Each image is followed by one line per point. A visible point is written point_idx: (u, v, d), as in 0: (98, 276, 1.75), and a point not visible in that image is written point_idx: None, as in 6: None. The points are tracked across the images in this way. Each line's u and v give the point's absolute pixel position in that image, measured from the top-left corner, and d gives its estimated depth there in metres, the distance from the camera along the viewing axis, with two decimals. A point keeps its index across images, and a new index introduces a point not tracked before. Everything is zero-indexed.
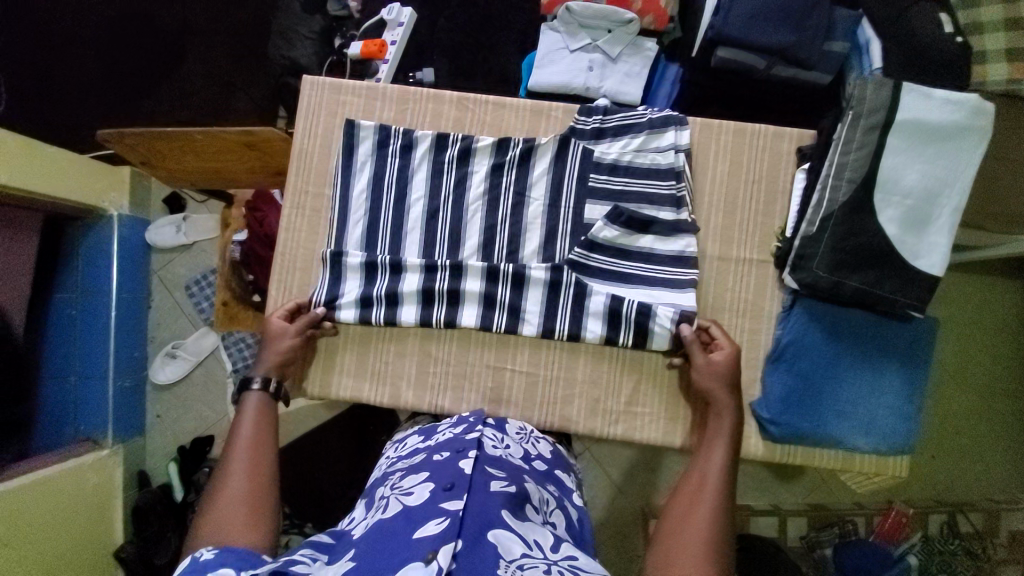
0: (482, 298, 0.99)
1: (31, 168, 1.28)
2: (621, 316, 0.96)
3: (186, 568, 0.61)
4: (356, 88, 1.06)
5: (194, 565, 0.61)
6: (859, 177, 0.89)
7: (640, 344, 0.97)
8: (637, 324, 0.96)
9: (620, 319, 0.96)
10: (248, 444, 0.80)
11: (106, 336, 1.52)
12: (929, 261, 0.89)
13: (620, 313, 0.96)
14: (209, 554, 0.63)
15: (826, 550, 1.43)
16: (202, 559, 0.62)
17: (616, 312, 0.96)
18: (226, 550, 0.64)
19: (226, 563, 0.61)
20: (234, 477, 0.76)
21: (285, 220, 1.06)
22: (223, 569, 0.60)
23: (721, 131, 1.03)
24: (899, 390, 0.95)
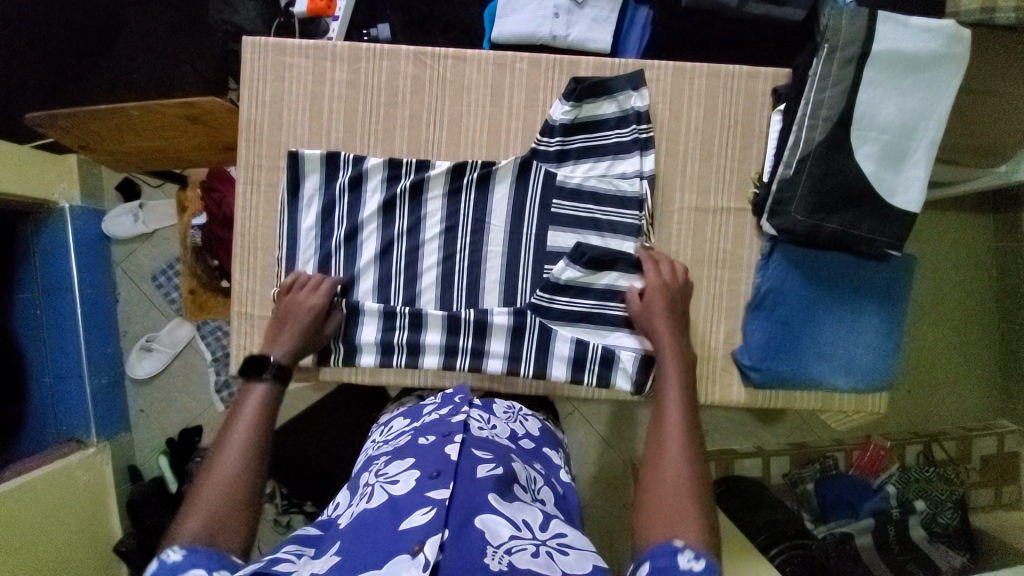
0: (443, 352, 0.97)
1: None
2: (587, 358, 0.96)
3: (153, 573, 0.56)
4: (302, 48, 0.98)
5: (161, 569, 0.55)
6: (835, 115, 0.86)
7: (604, 379, 0.97)
8: (601, 362, 0.96)
9: (585, 360, 0.96)
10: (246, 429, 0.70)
11: (75, 334, 1.46)
12: (905, 198, 0.88)
13: (585, 355, 0.96)
14: (177, 555, 0.56)
15: (808, 485, 1.50)
16: (170, 560, 0.56)
17: (581, 355, 0.96)
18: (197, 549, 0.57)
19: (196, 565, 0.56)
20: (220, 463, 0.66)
21: (242, 198, 0.99)
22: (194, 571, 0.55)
23: (694, 75, 0.98)
24: (876, 328, 0.96)
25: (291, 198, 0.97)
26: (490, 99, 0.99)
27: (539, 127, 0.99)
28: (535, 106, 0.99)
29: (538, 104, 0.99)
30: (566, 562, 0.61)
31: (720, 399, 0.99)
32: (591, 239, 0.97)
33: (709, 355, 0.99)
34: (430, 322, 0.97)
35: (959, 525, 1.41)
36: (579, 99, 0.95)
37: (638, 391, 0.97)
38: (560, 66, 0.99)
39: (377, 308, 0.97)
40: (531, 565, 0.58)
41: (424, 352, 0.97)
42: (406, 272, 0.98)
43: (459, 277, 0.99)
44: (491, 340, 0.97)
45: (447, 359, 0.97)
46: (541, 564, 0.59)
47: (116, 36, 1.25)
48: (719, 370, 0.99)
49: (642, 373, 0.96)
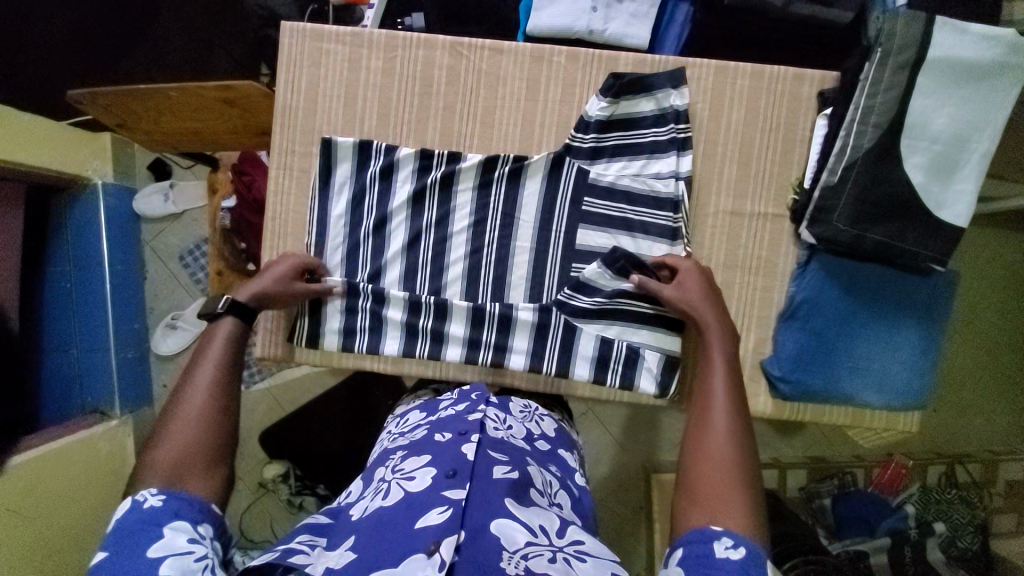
0: (467, 344, 0.97)
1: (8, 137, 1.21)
2: (611, 357, 0.95)
3: (129, 517, 0.56)
4: (340, 35, 0.97)
5: (139, 514, 0.57)
6: (886, 121, 0.82)
7: (628, 380, 0.95)
8: (625, 359, 0.95)
9: (609, 358, 0.95)
10: (214, 376, 0.70)
11: (104, 310, 1.49)
12: (954, 211, 0.84)
13: (610, 354, 0.95)
14: (154, 500, 0.58)
15: (825, 500, 1.47)
16: (147, 506, 0.57)
17: (605, 354, 0.95)
18: (175, 495, 0.59)
19: (176, 514, 0.58)
20: (189, 407, 0.67)
21: (274, 183, 1.00)
22: (178, 523, 0.57)
23: (737, 75, 0.95)
24: (914, 345, 0.93)
25: (321, 185, 0.97)
26: (524, 92, 0.97)
27: (575, 123, 0.97)
28: (570, 100, 0.97)
29: (573, 99, 0.97)
30: (584, 568, 0.61)
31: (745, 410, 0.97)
32: (622, 239, 0.96)
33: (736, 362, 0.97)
34: (454, 313, 0.97)
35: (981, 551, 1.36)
36: (616, 96, 0.93)
37: (662, 394, 0.96)
38: (599, 61, 0.97)
39: (402, 297, 0.97)
40: (548, 569, 0.58)
41: (447, 343, 0.97)
42: (432, 264, 0.98)
43: (486, 271, 0.98)
44: (515, 337, 0.96)
45: (470, 353, 0.97)
46: (558, 570, 0.59)
47: (151, 15, 1.26)
48: (746, 379, 0.97)
49: (667, 373, 0.95)
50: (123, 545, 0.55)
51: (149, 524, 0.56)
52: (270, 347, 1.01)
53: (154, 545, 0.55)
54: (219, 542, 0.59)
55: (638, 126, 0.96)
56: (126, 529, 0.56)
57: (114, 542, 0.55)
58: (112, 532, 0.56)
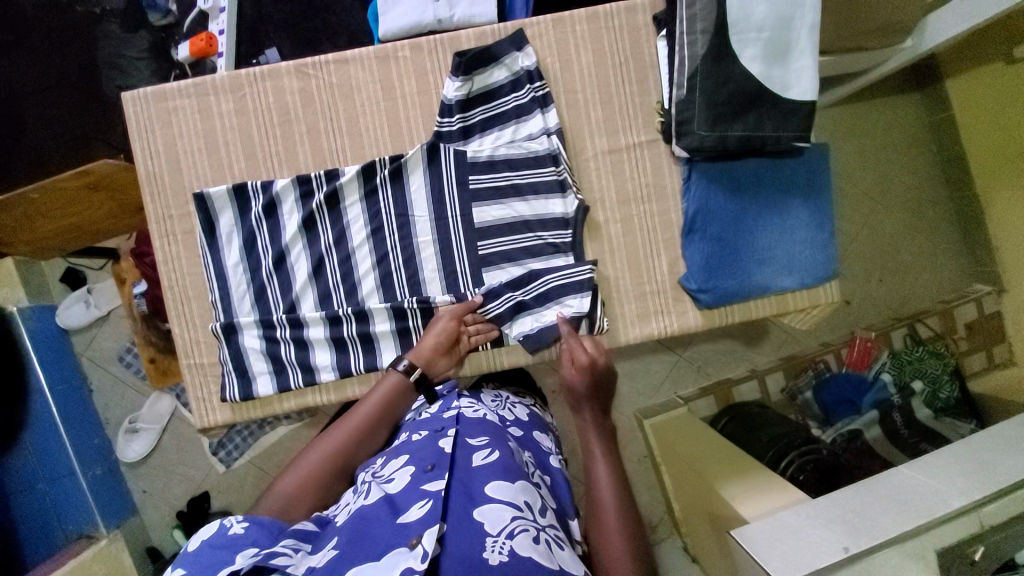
0: (396, 336, 0.98)
1: None
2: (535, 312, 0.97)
3: (214, 539, 0.62)
4: (183, 89, 0.96)
5: (222, 538, 0.62)
6: (711, 25, 0.86)
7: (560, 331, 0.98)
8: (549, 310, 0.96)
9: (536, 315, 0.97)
10: (342, 436, 0.80)
11: (60, 434, 1.43)
12: (800, 88, 0.89)
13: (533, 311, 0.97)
14: (238, 527, 0.63)
15: (807, 393, 1.56)
16: (232, 530, 0.63)
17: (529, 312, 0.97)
18: (255, 521, 0.65)
19: (254, 540, 0.62)
20: (311, 452, 0.78)
21: (161, 253, 0.98)
22: (249, 549, 0.61)
23: (574, 22, 0.98)
24: (808, 221, 0.98)
25: (208, 241, 0.96)
26: (381, 94, 0.98)
27: (438, 108, 0.98)
28: (428, 90, 0.98)
29: (429, 88, 0.98)
30: (563, 556, 0.61)
31: (679, 329, 1.01)
32: (517, 204, 0.98)
33: (658, 288, 1.00)
34: (376, 316, 0.97)
35: (960, 395, 1.43)
36: (467, 72, 0.95)
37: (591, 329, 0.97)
38: (443, 44, 0.98)
39: (320, 317, 0.96)
40: (532, 553, 0.58)
41: (379, 343, 0.98)
42: (344, 284, 0.98)
43: (398, 275, 0.98)
44: None
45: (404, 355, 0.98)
46: (541, 552, 0.59)
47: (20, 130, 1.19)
48: (671, 302, 1.00)
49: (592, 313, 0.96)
50: (199, 562, 0.60)
51: (228, 547, 0.61)
52: (208, 414, 0.99)
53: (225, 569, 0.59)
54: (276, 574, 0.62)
55: (498, 95, 0.99)
56: (207, 551, 0.61)
57: (191, 561, 0.61)
58: (193, 550, 0.62)
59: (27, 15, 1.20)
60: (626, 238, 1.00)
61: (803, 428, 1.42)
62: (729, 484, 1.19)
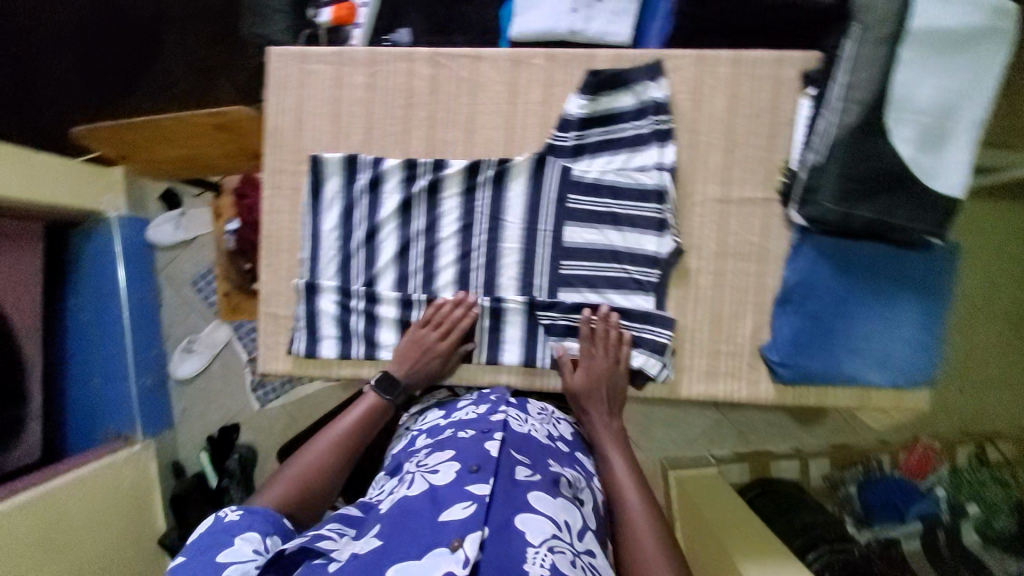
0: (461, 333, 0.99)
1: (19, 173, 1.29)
2: None
3: (211, 527, 0.68)
4: (324, 56, 1.01)
5: (219, 526, 0.68)
6: (869, 96, 0.81)
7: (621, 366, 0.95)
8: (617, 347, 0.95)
9: None
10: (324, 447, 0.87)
11: (123, 337, 1.55)
12: (947, 182, 0.82)
13: None
14: (233, 515, 0.70)
15: (851, 488, 1.45)
16: (228, 518, 0.69)
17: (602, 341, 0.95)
18: (248, 511, 0.71)
19: (251, 526, 0.69)
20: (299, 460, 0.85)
21: (268, 203, 1.03)
22: (249, 533, 0.68)
23: (716, 64, 0.95)
24: (914, 322, 0.91)
25: (311, 205, 1.00)
26: (505, 95, 0.99)
27: (556, 122, 0.98)
28: (551, 101, 0.98)
29: (552, 99, 0.98)
30: None
31: (748, 398, 0.96)
32: (611, 233, 0.95)
33: (734, 350, 0.96)
34: (446, 308, 0.98)
35: None
36: (595, 92, 0.95)
37: (659, 377, 0.95)
38: (577, 59, 0.97)
39: (395, 297, 0.99)
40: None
41: None
42: (423, 271, 0.99)
43: (476, 274, 0.99)
44: (506, 339, 0.98)
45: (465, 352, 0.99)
46: None
47: (156, 51, 1.35)
48: (746, 368, 0.96)
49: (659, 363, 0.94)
50: (198, 549, 0.65)
51: (226, 532, 0.67)
52: (271, 362, 1.03)
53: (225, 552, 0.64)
54: None
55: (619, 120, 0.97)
56: (205, 537, 0.67)
57: (193, 548, 0.66)
58: (193, 540, 0.67)
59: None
60: (715, 291, 0.96)
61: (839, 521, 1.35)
62: (749, 561, 1.13)
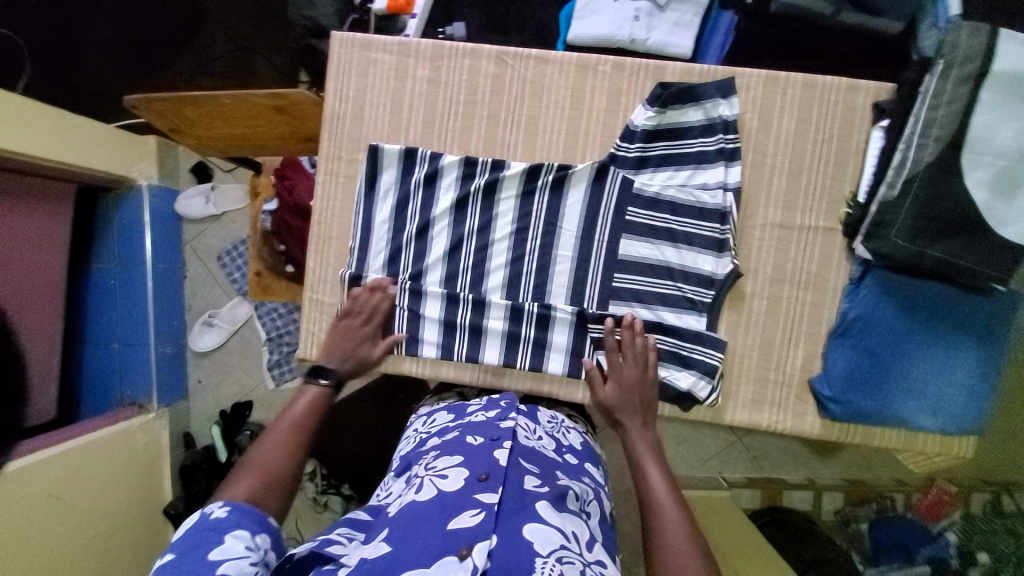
0: (505, 338, 0.97)
1: (67, 138, 1.28)
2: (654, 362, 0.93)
3: (199, 526, 0.64)
4: (389, 45, 0.99)
5: (206, 523, 0.64)
6: (949, 134, 0.79)
7: (667, 387, 0.92)
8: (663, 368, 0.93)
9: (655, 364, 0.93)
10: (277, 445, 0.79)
11: (146, 305, 1.54)
12: (1020, 229, 0.80)
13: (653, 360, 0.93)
14: (220, 511, 0.65)
15: (862, 525, 1.41)
16: (214, 515, 0.65)
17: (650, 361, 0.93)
18: (235, 507, 0.67)
19: (238, 521, 0.64)
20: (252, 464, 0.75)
21: (321, 189, 1.02)
22: (239, 531, 0.63)
23: (788, 85, 0.93)
24: (973, 368, 0.88)
25: (364, 196, 0.99)
26: (569, 101, 0.97)
27: (619, 131, 0.96)
28: (615, 110, 0.96)
29: (617, 109, 0.96)
30: None
31: (792, 429, 0.94)
32: (666, 249, 0.94)
33: (782, 379, 0.94)
34: (492, 311, 0.97)
35: None
36: (664, 105, 0.92)
37: (706, 401, 0.93)
38: (646, 70, 0.96)
39: (441, 294, 0.97)
40: None
41: (485, 337, 0.98)
42: (472, 271, 0.98)
43: (525, 279, 0.97)
44: (551, 348, 0.96)
45: (507, 356, 0.97)
46: None
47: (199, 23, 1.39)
48: (793, 399, 0.94)
49: (707, 386, 0.92)
50: (186, 548, 0.61)
51: (215, 529, 0.63)
52: (311, 349, 1.02)
53: (216, 547, 0.60)
54: (273, 553, 0.65)
55: (686, 135, 0.94)
56: (193, 534, 0.62)
57: (180, 546, 0.61)
58: (177, 539, 0.62)
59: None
60: (767, 318, 0.94)
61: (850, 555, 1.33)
62: None
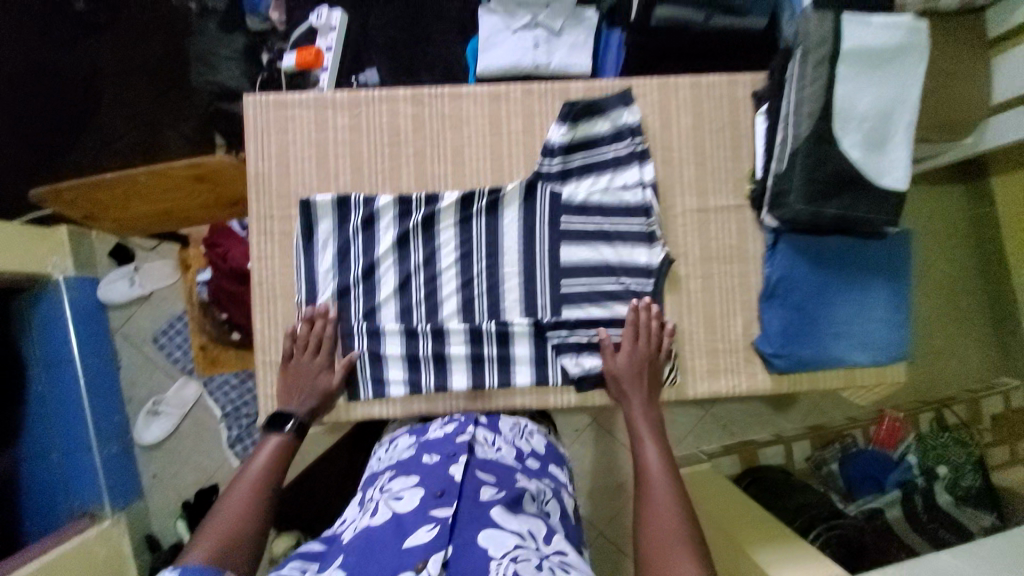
0: (470, 361, 0.99)
1: None
2: None
3: None
4: (304, 101, 1.01)
5: None
6: (818, 110, 0.91)
7: None
8: None
9: None
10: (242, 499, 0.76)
11: (81, 405, 1.44)
12: (893, 177, 0.93)
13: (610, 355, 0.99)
14: None
15: (833, 466, 1.53)
16: None
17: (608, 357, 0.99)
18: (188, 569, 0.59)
19: None
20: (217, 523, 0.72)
21: (257, 250, 1.01)
22: None
23: (678, 87, 1.04)
24: (885, 303, 1.00)
25: (304, 249, 0.99)
26: (489, 129, 1.03)
27: (540, 149, 1.02)
28: (533, 131, 1.03)
29: (534, 129, 1.03)
30: None
31: (747, 390, 1.02)
32: (604, 249, 1.00)
33: (730, 347, 1.02)
34: (453, 338, 0.99)
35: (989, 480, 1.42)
36: (574, 120, 1.00)
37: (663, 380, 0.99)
38: (553, 92, 1.03)
39: (399, 330, 0.99)
40: None
41: (451, 365, 0.99)
42: (426, 302, 1.00)
43: (479, 301, 1.00)
44: (516, 362, 1.00)
45: (476, 379, 0.99)
46: None
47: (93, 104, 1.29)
48: (743, 363, 1.02)
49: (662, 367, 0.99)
50: None
51: None
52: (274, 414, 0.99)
53: None
54: None
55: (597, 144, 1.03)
56: None
57: None
58: None
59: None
60: (705, 294, 1.03)
61: (825, 497, 1.42)
62: (763, 550, 1.17)
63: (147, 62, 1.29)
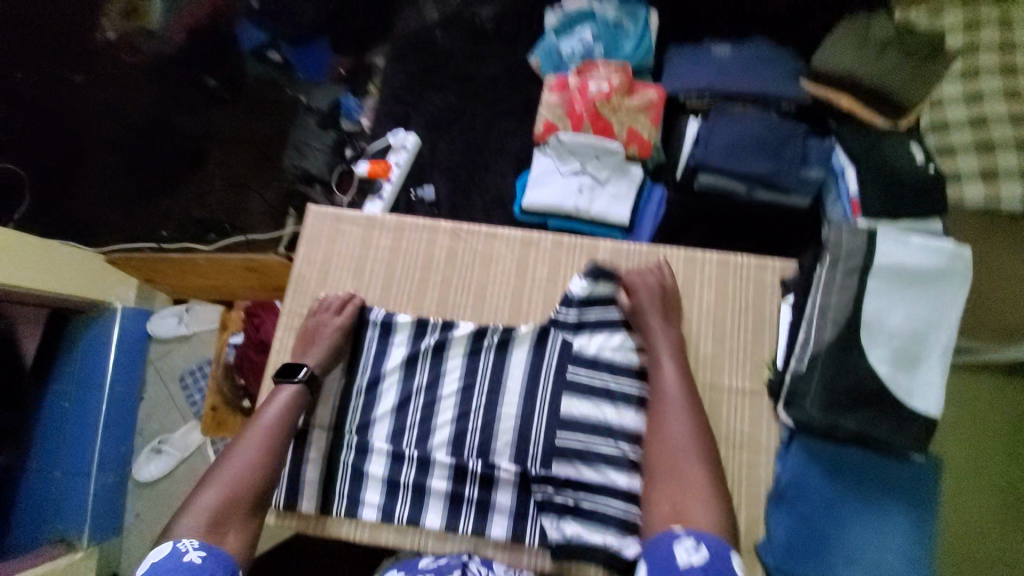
0: (448, 499, 0.97)
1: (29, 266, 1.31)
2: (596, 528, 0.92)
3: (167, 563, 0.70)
4: (356, 218, 1.12)
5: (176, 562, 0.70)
6: (842, 318, 0.90)
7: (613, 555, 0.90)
8: (604, 535, 0.91)
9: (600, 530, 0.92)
10: (254, 451, 0.86)
11: (95, 431, 1.49)
12: (926, 399, 0.87)
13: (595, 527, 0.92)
14: (195, 556, 0.72)
15: None
16: (191, 560, 0.71)
17: (593, 529, 0.92)
18: (211, 553, 0.73)
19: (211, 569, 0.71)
20: (225, 474, 0.83)
21: (278, 341, 1.07)
22: None
23: (705, 263, 1.06)
24: (910, 534, 0.89)
25: None
26: (515, 271, 1.08)
27: (559, 299, 1.06)
28: (556, 279, 1.07)
29: (558, 277, 1.07)
30: None
31: None
32: (606, 408, 0.98)
33: None
34: (436, 471, 0.98)
35: None
36: (595, 276, 1.02)
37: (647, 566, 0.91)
38: (582, 247, 1.09)
39: (386, 451, 0.99)
40: None
41: (429, 498, 0.97)
42: (419, 427, 1.00)
43: (471, 437, 0.99)
44: (495, 510, 0.96)
45: (450, 519, 0.96)
46: None
47: (197, 168, 1.56)
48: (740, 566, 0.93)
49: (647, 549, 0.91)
50: None
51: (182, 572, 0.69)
52: None
53: None
54: None
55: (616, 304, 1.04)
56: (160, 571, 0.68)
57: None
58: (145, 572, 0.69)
59: (246, 86, 1.58)
60: None
61: None
62: None
63: (254, 139, 1.53)
